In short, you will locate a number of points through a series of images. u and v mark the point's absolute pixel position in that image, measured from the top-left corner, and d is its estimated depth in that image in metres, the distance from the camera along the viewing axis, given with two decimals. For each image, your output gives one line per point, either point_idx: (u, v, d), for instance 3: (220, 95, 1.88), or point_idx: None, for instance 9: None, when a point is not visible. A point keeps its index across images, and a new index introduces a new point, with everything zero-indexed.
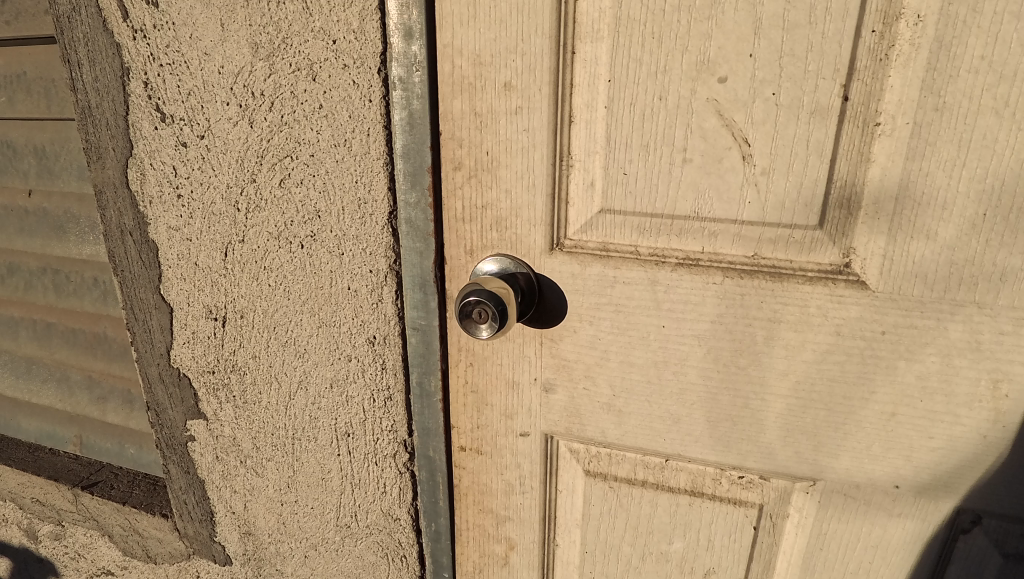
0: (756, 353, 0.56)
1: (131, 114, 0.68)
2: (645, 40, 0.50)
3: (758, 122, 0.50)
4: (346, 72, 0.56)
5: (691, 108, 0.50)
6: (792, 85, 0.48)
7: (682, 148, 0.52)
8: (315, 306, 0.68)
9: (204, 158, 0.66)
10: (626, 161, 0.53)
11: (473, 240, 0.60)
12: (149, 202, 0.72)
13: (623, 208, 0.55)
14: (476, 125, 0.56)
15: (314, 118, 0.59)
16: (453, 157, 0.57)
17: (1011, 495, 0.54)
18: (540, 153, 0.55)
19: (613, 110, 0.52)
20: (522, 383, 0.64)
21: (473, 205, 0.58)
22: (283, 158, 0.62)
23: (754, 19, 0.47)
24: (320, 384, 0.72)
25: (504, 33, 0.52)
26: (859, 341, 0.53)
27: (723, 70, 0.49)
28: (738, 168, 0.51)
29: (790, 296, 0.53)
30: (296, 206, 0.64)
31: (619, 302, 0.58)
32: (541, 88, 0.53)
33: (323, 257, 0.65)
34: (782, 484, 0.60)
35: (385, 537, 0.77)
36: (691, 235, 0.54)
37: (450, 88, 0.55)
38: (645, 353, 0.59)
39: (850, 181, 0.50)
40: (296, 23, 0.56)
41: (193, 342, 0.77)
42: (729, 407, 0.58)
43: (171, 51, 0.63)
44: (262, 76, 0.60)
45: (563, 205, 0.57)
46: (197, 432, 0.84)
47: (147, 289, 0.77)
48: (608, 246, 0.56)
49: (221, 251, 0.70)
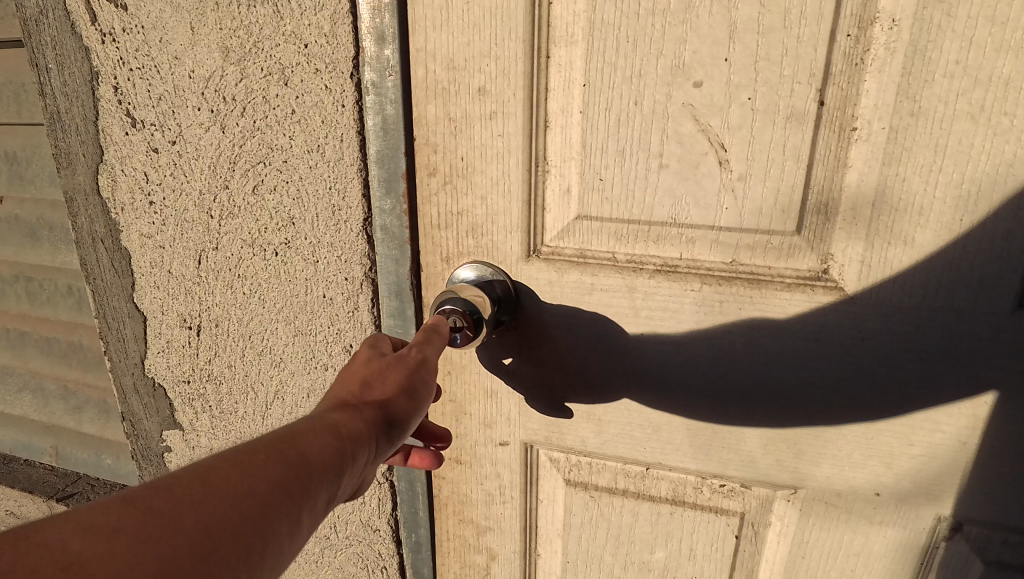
0: (736, 360, 0.55)
1: (101, 119, 0.67)
2: (620, 44, 0.49)
3: (735, 127, 0.49)
4: (319, 76, 0.55)
5: (667, 113, 0.50)
6: (768, 90, 0.47)
7: (658, 154, 0.51)
8: (291, 314, 0.66)
9: (176, 164, 0.65)
10: (603, 166, 0.53)
11: (449, 248, 0.59)
12: (120, 208, 0.70)
13: (600, 214, 0.54)
14: (451, 131, 0.55)
15: (287, 124, 0.58)
16: (428, 163, 0.56)
17: (991, 501, 0.54)
18: (516, 158, 0.54)
19: (588, 115, 0.52)
20: (501, 392, 0.63)
21: (449, 211, 0.58)
22: (256, 164, 0.61)
23: (730, 23, 0.46)
24: (297, 393, 0.70)
25: (478, 37, 0.52)
26: (839, 348, 0.52)
27: (699, 75, 0.48)
28: (714, 173, 0.50)
29: (768, 303, 0.53)
30: (269, 212, 0.62)
31: (597, 310, 0.57)
32: (516, 93, 0.52)
33: (298, 265, 0.63)
34: (763, 492, 0.60)
35: (366, 548, 0.76)
36: (669, 242, 0.53)
37: (424, 93, 0.54)
38: (624, 361, 0.58)
39: (827, 186, 0.49)
40: (267, 26, 0.55)
41: (168, 351, 0.76)
42: (709, 415, 0.58)
43: (141, 55, 0.62)
44: (233, 80, 0.59)
45: (540, 211, 0.56)
46: (174, 442, 0.82)
47: (120, 297, 0.75)
48: (585, 252, 0.56)
49: (195, 258, 0.68)
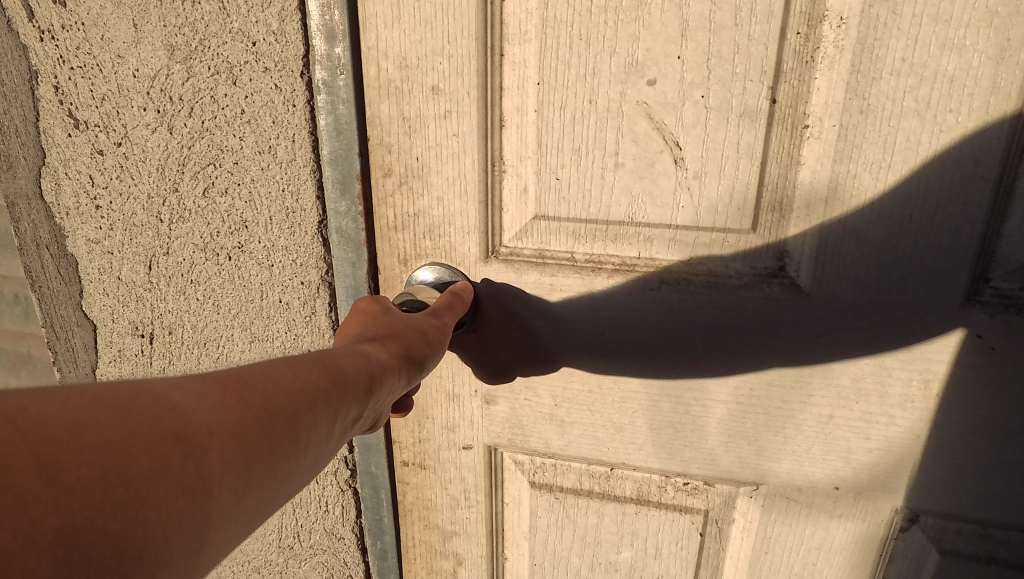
0: (696, 358, 0.55)
1: (41, 120, 0.64)
2: (572, 41, 0.49)
3: (689, 125, 0.49)
4: (268, 76, 0.54)
5: (621, 112, 0.49)
6: (721, 88, 0.47)
7: (614, 153, 0.51)
8: (246, 320, 0.64)
9: (122, 167, 0.63)
10: (559, 165, 0.52)
11: (407, 250, 0.58)
12: (65, 213, 0.67)
13: (558, 214, 0.54)
14: (405, 131, 0.54)
15: (236, 124, 0.56)
16: (382, 164, 0.56)
17: (946, 491, 0.55)
18: (472, 158, 0.53)
19: (543, 114, 0.51)
20: (462, 396, 0.62)
21: (405, 213, 0.57)
22: (206, 166, 0.59)
23: (681, 20, 0.46)
24: None
25: (429, 35, 0.51)
26: (796, 344, 0.53)
27: (652, 73, 0.48)
28: (669, 172, 0.50)
29: (726, 300, 0.53)
30: (221, 216, 0.60)
31: (557, 311, 0.56)
32: (470, 92, 0.52)
33: (252, 270, 0.62)
34: (726, 489, 0.60)
35: (330, 557, 0.73)
36: (627, 241, 0.53)
37: (377, 92, 0.53)
38: (585, 361, 0.58)
39: (781, 184, 0.49)
40: (213, 24, 0.54)
41: (119, 361, 0.73)
42: (671, 414, 0.58)
43: (82, 54, 0.59)
44: (180, 80, 0.57)
45: (498, 211, 0.55)
46: None
47: (68, 305, 0.73)
48: (544, 253, 0.55)
49: (145, 264, 0.66)
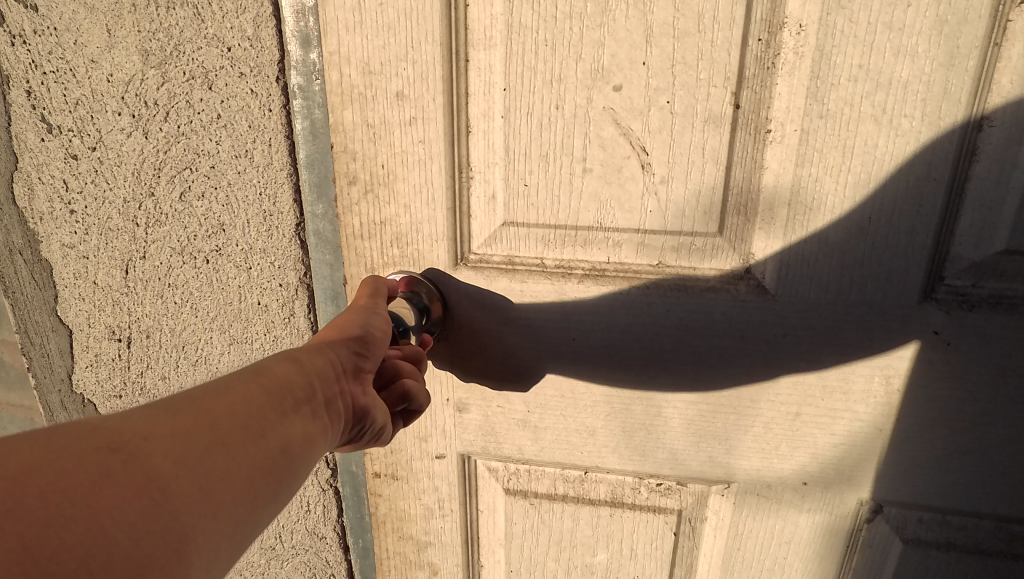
0: (666, 360, 0.57)
1: (13, 125, 0.64)
2: (538, 47, 0.50)
3: (655, 130, 0.51)
4: (244, 80, 0.54)
5: (588, 117, 0.51)
6: (686, 93, 0.49)
7: (581, 158, 0.52)
8: (225, 322, 0.65)
9: (98, 171, 0.63)
10: (526, 172, 0.54)
11: (374, 259, 0.59)
12: (39, 218, 0.67)
13: (526, 221, 0.55)
14: (370, 137, 0.55)
15: (213, 129, 0.57)
16: (347, 172, 0.56)
17: (908, 483, 0.57)
18: (438, 165, 0.55)
19: (510, 119, 0.52)
20: (435, 405, 0.63)
21: (371, 221, 0.58)
22: (182, 170, 0.59)
23: (645, 27, 0.48)
24: None
25: (393, 40, 0.52)
26: (763, 344, 0.55)
27: (617, 79, 0.50)
28: (637, 177, 0.52)
29: (695, 303, 0.55)
30: (198, 220, 0.61)
31: (528, 317, 0.58)
32: (435, 98, 0.53)
33: (230, 273, 0.62)
34: (699, 489, 0.62)
35: (312, 556, 0.74)
36: (596, 246, 0.55)
37: (340, 98, 0.54)
38: (558, 366, 0.59)
39: (745, 187, 0.51)
40: (187, 29, 0.54)
41: (96, 365, 0.73)
42: (643, 416, 0.59)
43: (55, 58, 0.59)
44: (155, 85, 0.57)
45: (466, 218, 0.57)
46: None
47: (42, 311, 0.72)
48: (514, 259, 0.57)
49: (122, 268, 0.66)
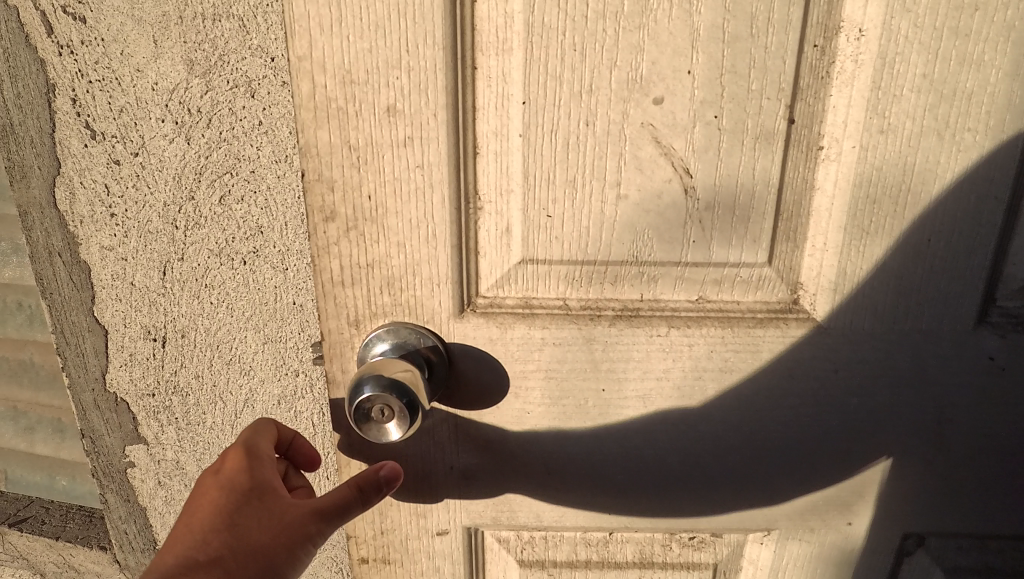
0: (708, 402, 0.53)
1: (57, 132, 0.66)
2: (563, 53, 0.43)
3: (698, 149, 0.46)
4: (286, 89, 0.57)
5: (623, 135, 0.45)
6: (735, 107, 0.45)
7: (615, 183, 0.47)
8: (260, 322, 0.67)
9: (139, 176, 0.65)
10: (550, 201, 0.47)
11: (358, 310, 0.50)
12: (79, 221, 0.69)
13: (549, 257, 0.49)
14: (352, 162, 0.46)
15: (254, 135, 0.59)
16: (323, 206, 0.47)
17: (951, 516, 0.57)
18: (441, 195, 0.46)
19: (529, 138, 0.45)
20: (437, 473, 0.56)
21: (355, 264, 0.49)
22: (222, 175, 0.62)
23: (691, 30, 0.43)
24: (267, 402, 0.71)
25: (382, 42, 0.43)
26: (811, 381, 0.53)
27: (657, 90, 0.44)
28: (677, 204, 0.47)
29: (738, 339, 0.51)
30: (237, 223, 0.63)
31: (549, 368, 0.52)
32: (436, 111, 0.44)
33: (266, 274, 0.64)
34: (734, 539, 0.60)
35: (339, 551, 0.77)
36: (628, 282, 0.50)
37: (313, 114, 0.44)
38: (582, 422, 0.54)
39: (795, 211, 0.48)
40: (233, 40, 0.57)
41: (131, 365, 0.75)
42: (679, 468, 0.56)
43: (101, 68, 0.62)
44: (198, 93, 0.59)
45: (479, 252, 0.49)
46: (137, 458, 0.82)
47: (79, 311, 0.74)
48: (531, 301, 0.51)
49: (160, 270, 0.68)
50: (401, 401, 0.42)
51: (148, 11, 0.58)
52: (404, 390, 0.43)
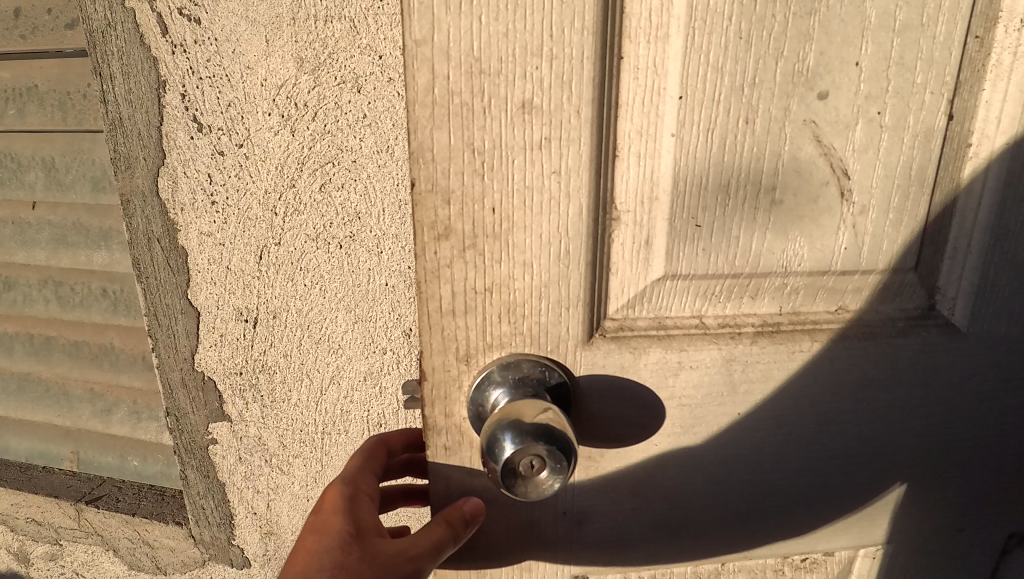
0: (842, 420, 0.48)
1: (165, 125, 0.71)
2: (731, 38, 0.37)
3: (858, 148, 0.40)
4: (392, 85, 0.63)
5: (784, 133, 0.40)
6: (898, 102, 0.40)
7: (771, 187, 0.41)
8: (351, 303, 0.72)
9: (242, 166, 0.70)
10: (700, 210, 0.41)
11: (468, 342, 0.42)
12: (180, 209, 0.74)
13: (691, 272, 0.43)
14: (476, 169, 0.38)
15: (358, 127, 0.65)
16: (432, 221, 0.39)
17: None
18: (578, 206, 0.40)
19: (683, 138, 0.39)
20: (542, 517, 0.48)
21: (469, 289, 0.41)
22: (324, 164, 0.67)
23: (862, 13, 0.37)
24: (353, 378, 0.76)
25: (523, 27, 0.36)
26: (953, 395, 0.48)
27: (823, 84, 0.39)
28: (834, 209, 0.42)
29: (881, 353, 0.46)
30: (335, 209, 0.68)
31: (682, 395, 0.46)
32: (579, 107, 0.37)
33: (361, 256, 0.69)
34: (847, 558, 0.54)
35: None
36: (769, 294, 0.44)
37: (429, 111, 0.37)
38: (710, 451, 0.48)
39: (944, 214, 0.43)
40: (343, 40, 0.62)
41: (220, 345, 0.80)
42: (807, 492, 0.50)
43: (212, 66, 0.67)
44: (306, 88, 0.64)
45: (614, 265, 0.43)
46: (220, 434, 0.86)
47: (173, 294, 0.79)
48: (664, 321, 0.45)
49: (256, 254, 0.73)
50: (551, 448, 0.34)
51: (261, 13, 0.63)
52: (556, 434, 0.35)
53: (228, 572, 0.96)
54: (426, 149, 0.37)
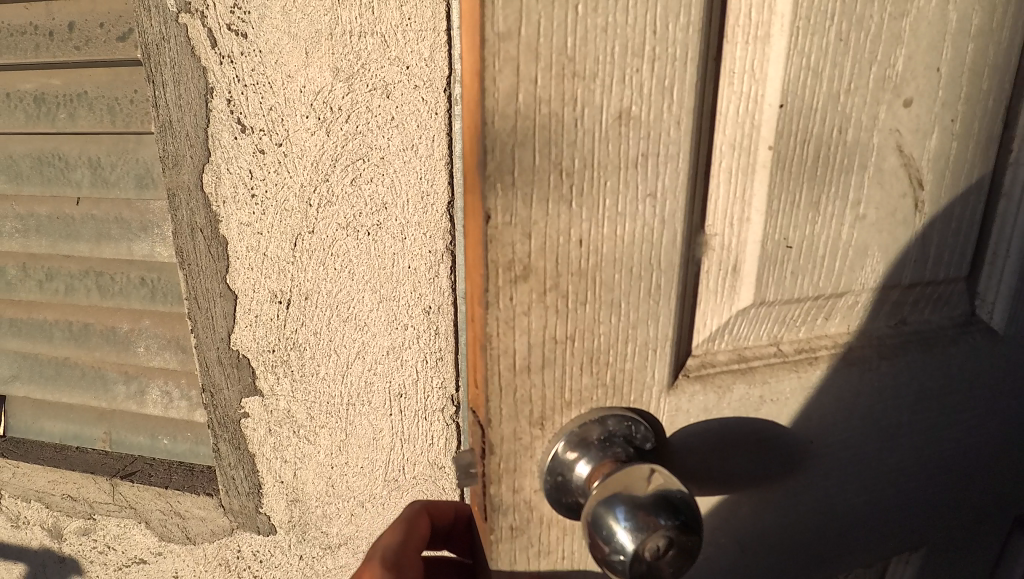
0: (899, 432, 0.53)
1: (211, 127, 0.80)
2: (832, 46, 0.39)
3: (931, 156, 0.45)
4: (416, 91, 0.72)
5: (873, 143, 0.42)
6: (968, 108, 0.45)
7: (858, 202, 0.43)
8: (377, 284, 0.81)
9: (281, 163, 0.79)
10: (794, 227, 0.42)
11: (545, 397, 0.40)
12: (222, 201, 0.83)
13: (777, 297, 0.44)
14: (565, 195, 0.36)
15: (386, 128, 0.74)
16: (516, 262, 0.36)
17: None
18: (673, 233, 0.39)
19: (780, 151, 0.40)
20: None
21: (553, 341, 0.39)
22: (356, 161, 0.76)
23: (943, 27, 0.42)
24: (377, 353, 0.84)
25: (626, 31, 0.34)
26: (985, 389, 0.55)
27: (908, 91, 0.42)
28: (909, 218, 0.45)
29: (936, 358, 0.51)
30: (365, 200, 0.77)
31: (765, 429, 0.48)
32: (679, 118, 0.37)
33: (387, 242, 0.78)
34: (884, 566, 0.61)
35: (429, 485, 0.91)
36: (839, 314, 0.48)
37: (520, 125, 0.33)
38: (787, 484, 0.50)
39: (987, 216, 0.50)
40: (375, 52, 0.71)
41: (255, 324, 0.89)
42: (868, 510, 0.54)
43: (256, 74, 0.76)
44: (341, 94, 0.74)
45: (701, 297, 0.43)
46: (252, 408, 0.95)
47: (213, 279, 0.88)
48: (742, 352, 0.46)
49: (292, 241, 0.82)
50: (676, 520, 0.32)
51: (302, 28, 0.73)
52: (670, 501, 0.33)
53: (256, 539, 1.05)
54: (506, 172, 0.34)
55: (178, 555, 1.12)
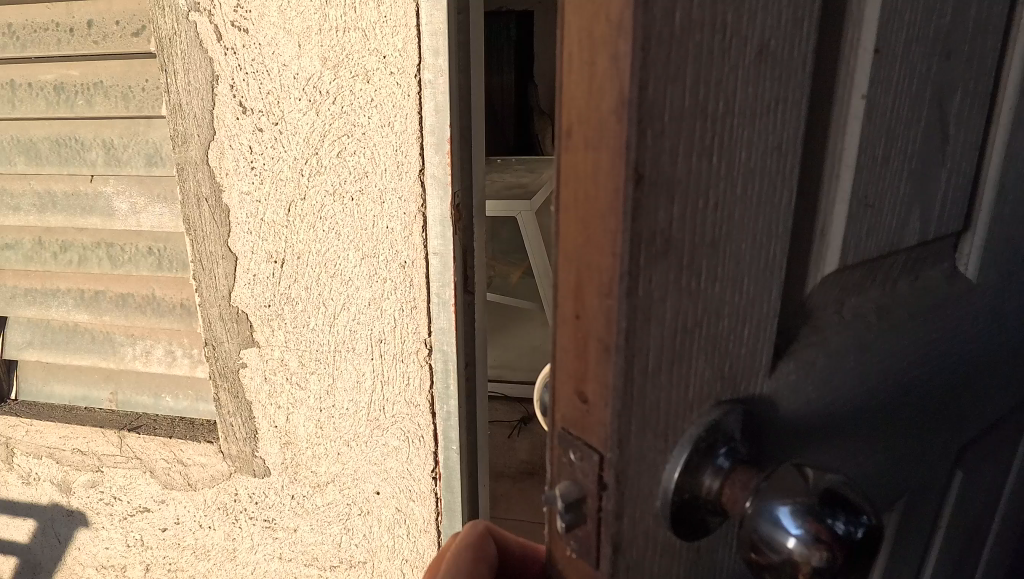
0: (921, 389, 0.55)
1: (216, 109, 0.93)
2: None
3: (957, 114, 0.48)
4: (392, 76, 0.86)
5: (926, 96, 0.44)
6: (983, 70, 0.49)
7: (913, 158, 0.45)
8: (360, 243, 0.95)
9: (277, 139, 0.92)
10: (877, 183, 0.43)
11: (676, 386, 0.36)
12: (225, 173, 0.97)
13: (856, 259, 0.44)
14: (708, 146, 0.33)
15: (366, 108, 0.88)
16: (663, 225, 0.32)
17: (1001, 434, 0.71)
18: (788, 190, 0.38)
19: (873, 99, 0.40)
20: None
21: (685, 322, 0.35)
22: (341, 136, 0.90)
23: None
24: (361, 303, 0.98)
25: None
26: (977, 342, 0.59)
27: (951, 47, 0.45)
28: (941, 172, 0.49)
29: (946, 311, 0.55)
30: (349, 170, 0.91)
31: (837, 402, 0.47)
32: (801, 63, 0.36)
33: (368, 206, 0.92)
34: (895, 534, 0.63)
35: (407, 422, 1.04)
36: (888, 274, 0.49)
37: (678, 54, 0.30)
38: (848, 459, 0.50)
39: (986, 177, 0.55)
40: (357, 44, 0.86)
41: (253, 283, 1.02)
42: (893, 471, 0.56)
43: (256, 63, 0.90)
44: (329, 79, 0.88)
45: (792, 266, 0.42)
46: (250, 359, 1.07)
47: (216, 243, 1.01)
48: (821, 325, 0.45)
49: (286, 208, 0.96)
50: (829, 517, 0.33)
51: (296, 24, 0.87)
52: (838, 496, 0.33)
53: (252, 482, 1.17)
54: (660, 111, 0.30)
55: (180, 502, 1.24)
